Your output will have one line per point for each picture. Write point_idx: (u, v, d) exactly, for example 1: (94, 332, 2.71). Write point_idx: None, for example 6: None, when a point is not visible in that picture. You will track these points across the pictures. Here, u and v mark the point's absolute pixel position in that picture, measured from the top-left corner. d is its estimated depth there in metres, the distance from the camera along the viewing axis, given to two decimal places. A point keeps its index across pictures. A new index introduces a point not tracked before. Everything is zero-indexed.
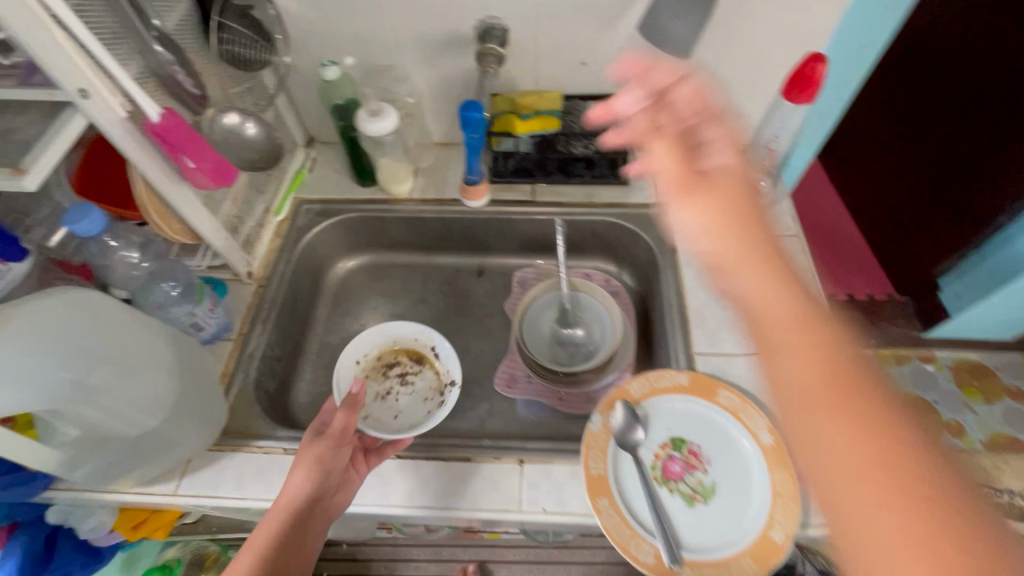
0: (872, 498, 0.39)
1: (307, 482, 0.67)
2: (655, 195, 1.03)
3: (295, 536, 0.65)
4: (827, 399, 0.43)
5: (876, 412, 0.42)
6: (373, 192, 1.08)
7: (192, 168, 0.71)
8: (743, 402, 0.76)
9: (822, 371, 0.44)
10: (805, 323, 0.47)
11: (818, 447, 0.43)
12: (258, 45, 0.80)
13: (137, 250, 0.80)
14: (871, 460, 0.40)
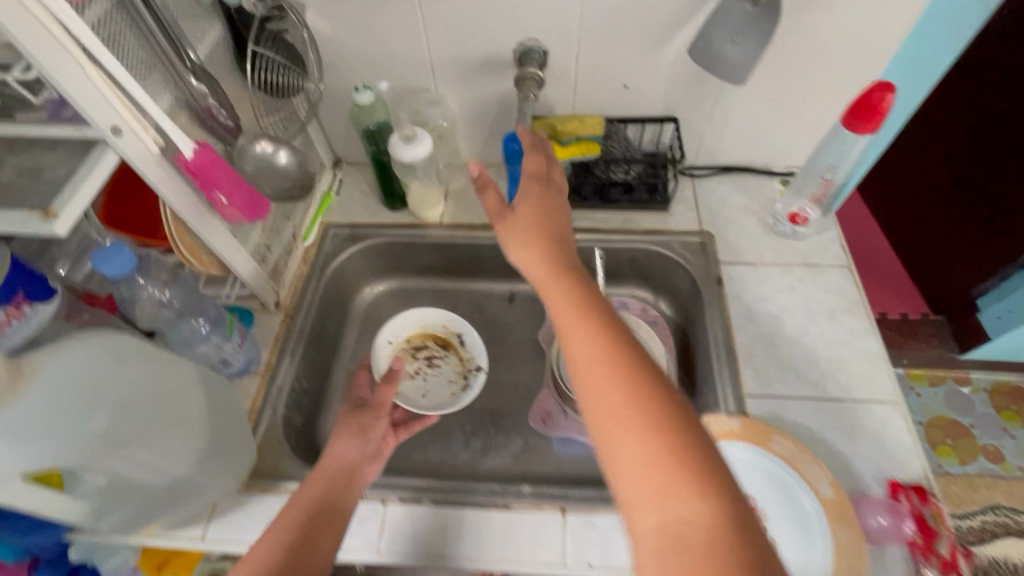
0: (648, 468, 0.43)
1: (345, 446, 0.74)
2: (696, 222, 0.99)
3: (328, 502, 0.67)
4: (599, 383, 0.48)
5: (635, 397, 0.47)
6: (402, 216, 1.05)
7: (224, 204, 0.68)
8: (797, 449, 0.72)
9: (608, 366, 0.49)
10: (589, 325, 0.52)
11: (598, 426, 0.47)
12: (290, 71, 0.78)
13: (164, 285, 0.75)
14: (652, 433, 0.45)
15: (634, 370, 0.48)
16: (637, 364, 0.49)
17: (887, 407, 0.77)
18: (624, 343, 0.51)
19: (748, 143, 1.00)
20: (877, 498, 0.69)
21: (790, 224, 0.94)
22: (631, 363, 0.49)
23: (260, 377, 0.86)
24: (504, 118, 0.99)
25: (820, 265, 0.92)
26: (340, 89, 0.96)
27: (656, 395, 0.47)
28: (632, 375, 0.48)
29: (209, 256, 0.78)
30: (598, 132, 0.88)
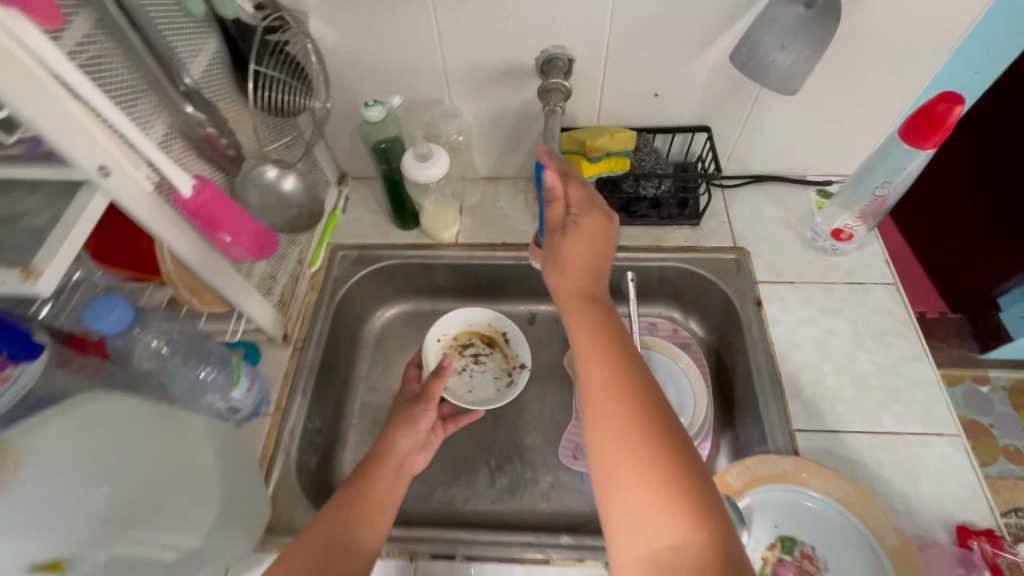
0: (640, 492, 0.52)
1: (398, 437, 0.76)
2: (730, 237, 0.93)
3: (378, 492, 0.68)
4: (601, 402, 0.57)
5: (636, 426, 0.55)
6: (414, 235, 0.98)
7: (228, 243, 0.61)
8: (861, 494, 0.66)
9: (615, 390, 0.58)
10: (602, 350, 0.61)
11: (598, 441, 0.56)
12: (295, 88, 0.70)
13: (162, 334, 0.67)
14: (648, 466, 0.53)
15: (635, 393, 0.57)
16: (640, 397, 0.57)
17: (947, 441, 0.72)
18: (632, 370, 0.59)
19: (783, 152, 0.94)
20: (947, 546, 0.64)
21: (832, 239, 0.88)
22: (635, 388, 0.58)
23: (271, 419, 0.79)
24: (523, 129, 0.92)
25: (865, 283, 0.86)
26: (348, 102, 0.89)
27: (657, 425, 0.55)
28: (633, 399, 0.57)
29: (212, 293, 0.71)
30: (629, 146, 0.82)
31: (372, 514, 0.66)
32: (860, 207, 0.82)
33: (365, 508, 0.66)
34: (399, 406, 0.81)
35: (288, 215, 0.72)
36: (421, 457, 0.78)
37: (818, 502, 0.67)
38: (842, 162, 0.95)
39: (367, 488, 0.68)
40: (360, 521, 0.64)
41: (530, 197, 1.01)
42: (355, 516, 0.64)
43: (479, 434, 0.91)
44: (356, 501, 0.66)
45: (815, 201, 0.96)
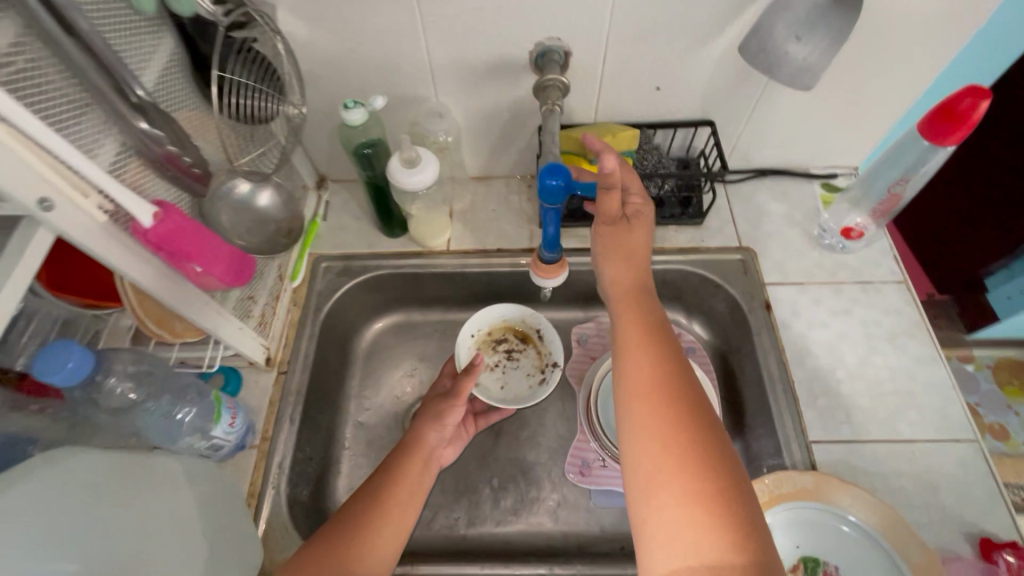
0: (681, 502, 0.48)
1: (427, 430, 0.74)
2: (735, 237, 0.89)
3: (405, 492, 0.68)
4: (647, 405, 0.54)
5: (682, 433, 0.51)
6: (402, 243, 0.91)
7: (199, 273, 0.55)
8: (889, 514, 0.63)
9: (664, 394, 0.54)
10: (652, 353, 0.57)
11: (641, 445, 0.52)
12: (267, 89, 0.63)
13: (130, 380, 0.60)
14: (692, 475, 0.49)
15: (683, 399, 0.53)
16: (689, 404, 0.53)
17: (965, 447, 0.70)
18: (682, 375, 0.56)
19: (788, 145, 0.90)
20: (969, 560, 0.63)
21: (841, 237, 0.86)
22: (687, 394, 0.54)
23: (258, 451, 0.74)
24: (516, 127, 0.86)
25: (875, 282, 0.84)
26: (325, 101, 0.81)
27: (706, 435, 0.51)
28: (680, 405, 0.53)
29: (182, 323, 0.65)
30: (631, 145, 0.77)
31: (396, 515, 0.66)
32: (873, 204, 0.81)
33: (389, 509, 0.66)
34: (429, 397, 0.80)
35: (267, 230, 0.67)
36: (446, 451, 0.78)
37: (854, 525, 0.64)
38: (848, 154, 0.91)
39: (393, 488, 0.67)
40: (382, 523, 0.64)
41: (524, 198, 0.95)
42: (378, 517, 0.64)
43: (480, 451, 0.86)
44: (380, 502, 0.66)
45: (820, 195, 0.92)
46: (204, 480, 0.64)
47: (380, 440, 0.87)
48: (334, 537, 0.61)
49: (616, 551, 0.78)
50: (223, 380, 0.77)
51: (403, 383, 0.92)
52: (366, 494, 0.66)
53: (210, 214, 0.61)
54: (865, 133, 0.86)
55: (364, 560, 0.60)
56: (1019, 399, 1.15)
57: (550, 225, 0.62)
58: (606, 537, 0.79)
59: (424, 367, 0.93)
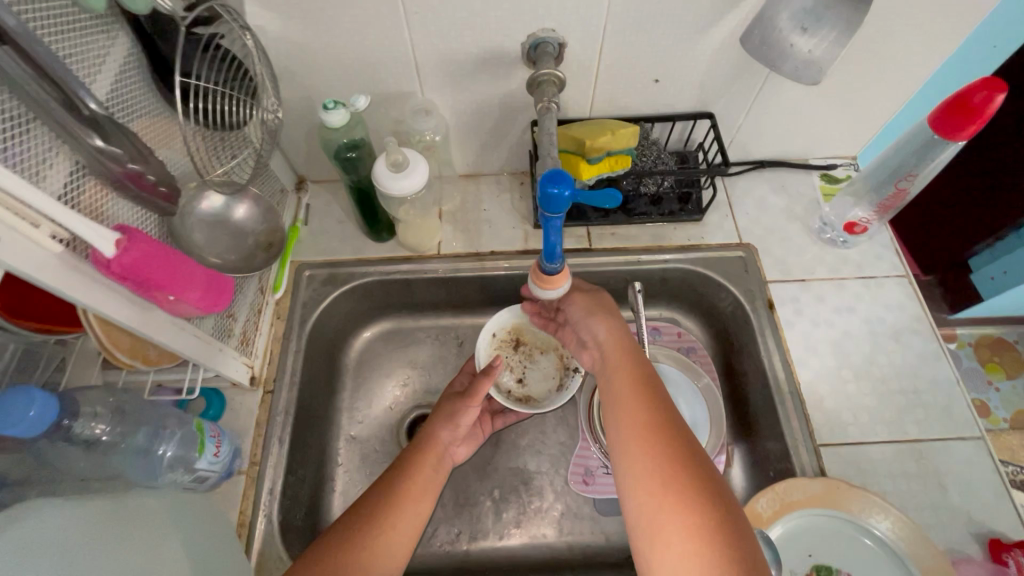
0: (687, 549, 0.46)
1: (439, 428, 0.72)
2: (735, 233, 0.86)
3: (417, 487, 0.66)
4: (642, 451, 0.52)
5: (679, 475, 0.50)
6: (389, 247, 0.87)
7: (171, 300, 0.51)
8: (912, 529, 0.62)
9: (657, 438, 0.53)
10: (639, 395, 0.57)
11: (640, 492, 0.51)
12: (236, 90, 0.58)
13: (103, 420, 0.57)
14: (695, 518, 0.47)
15: (677, 441, 0.52)
16: (683, 444, 0.52)
17: (972, 445, 0.70)
18: (672, 417, 0.55)
19: (788, 137, 0.87)
20: (976, 560, 0.63)
21: (844, 232, 0.84)
22: (679, 435, 0.53)
23: (246, 478, 0.70)
24: (507, 122, 0.81)
25: (877, 277, 0.82)
26: (301, 99, 0.75)
27: (702, 476, 0.50)
28: (674, 447, 0.52)
29: (158, 349, 0.61)
30: (631, 143, 0.73)
31: (408, 513, 0.64)
32: (877, 200, 0.78)
33: (403, 504, 0.64)
34: (446, 392, 0.77)
35: (246, 243, 0.63)
36: (460, 448, 0.75)
37: (877, 538, 0.63)
38: (848, 145, 0.89)
39: (405, 484, 0.65)
40: (394, 520, 0.62)
41: (516, 196, 0.91)
42: (391, 513, 0.62)
43: (479, 462, 0.83)
44: (393, 498, 0.64)
45: (820, 187, 0.90)
46: (192, 515, 0.60)
47: (374, 455, 0.83)
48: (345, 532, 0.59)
49: (622, 560, 0.76)
50: (206, 404, 0.73)
51: (395, 394, 0.88)
52: (379, 490, 0.65)
53: (181, 232, 0.56)
54: (867, 123, 0.84)
55: (376, 559, 0.59)
56: (998, 374, 1.13)
57: (553, 236, 0.58)
58: (611, 546, 0.77)
59: (417, 375, 0.89)
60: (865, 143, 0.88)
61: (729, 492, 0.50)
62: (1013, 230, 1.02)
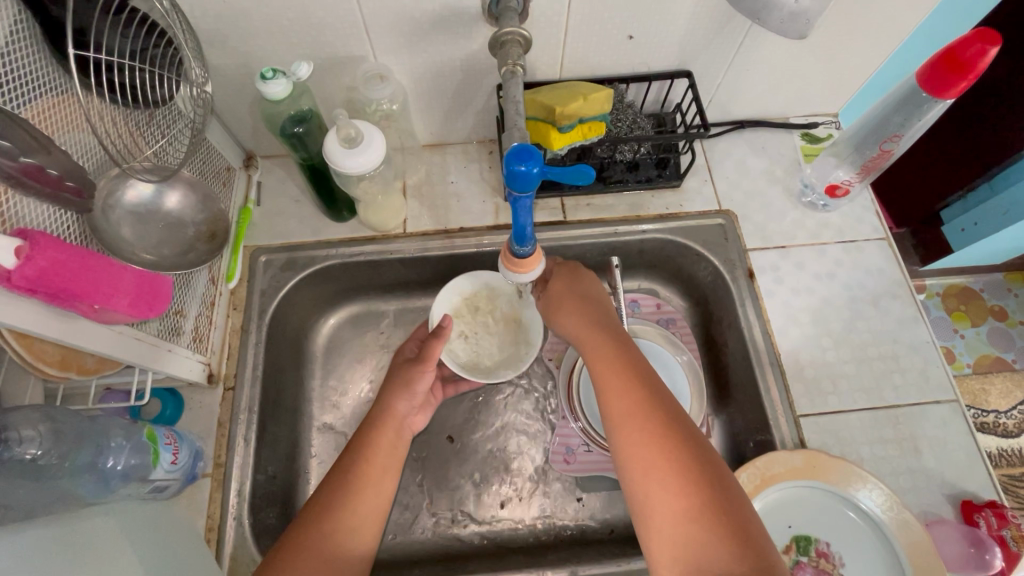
0: (682, 528, 0.46)
1: (396, 401, 0.68)
2: (715, 198, 0.82)
3: (377, 467, 0.64)
4: (630, 434, 0.52)
5: (668, 454, 0.49)
6: (351, 227, 0.81)
7: (98, 308, 0.46)
8: (902, 508, 0.62)
9: (645, 420, 0.52)
10: (622, 379, 0.55)
11: (632, 475, 0.50)
12: (153, 60, 0.50)
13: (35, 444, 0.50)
14: (686, 497, 0.47)
15: (665, 421, 0.51)
16: (670, 423, 0.51)
17: (946, 408, 0.70)
18: (657, 396, 0.54)
19: (769, 95, 0.82)
20: (946, 519, 0.64)
21: (825, 195, 0.81)
22: (665, 415, 0.52)
23: (212, 480, 0.67)
24: (470, 87, 0.75)
25: (857, 241, 0.80)
26: (240, 67, 0.67)
27: (690, 451, 0.49)
28: (662, 427, 0.51)
29: (94, 356, 0.55)
30: (605, 107, 0.68)
31: (369, 496, 0.62)
32: (860, 162, 0.75)
33: (364, 484, 0.62)
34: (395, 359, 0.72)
35: (184, 234, 0.58)
36: (417, 417, 0.71)
37: (862, 511, 0.63)
38: (830, 101, 0.85)
39: (365, 466, 0.63)
40: (360, 498, 0.61)
41: (485, 166, 0.85)
42: (359, 488, 0.62)
43: (457, 445, 0.81)
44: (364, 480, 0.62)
45: (801, 147, 0.86)
46: (151, 529, 0.57)
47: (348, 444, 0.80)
48: (325, 510, 0.59)
49: (605, 536, 0.76)
50: (161, 405, 0.68)
51: (366, 381, 0.84)
52: (343, 467, 0.63)
53: (106, 229, 0.51)
54: (851, 78, 0.80)
55: (347, 536, 0.59)
56: (963, 322, 1.23)
57: (523, 216, 0.53)
58: (594, 522, 0.77)
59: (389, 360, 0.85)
60: (847, 99, 0.85)
61: (718, 464, 0.49)
62: (986, 180, 0.98)
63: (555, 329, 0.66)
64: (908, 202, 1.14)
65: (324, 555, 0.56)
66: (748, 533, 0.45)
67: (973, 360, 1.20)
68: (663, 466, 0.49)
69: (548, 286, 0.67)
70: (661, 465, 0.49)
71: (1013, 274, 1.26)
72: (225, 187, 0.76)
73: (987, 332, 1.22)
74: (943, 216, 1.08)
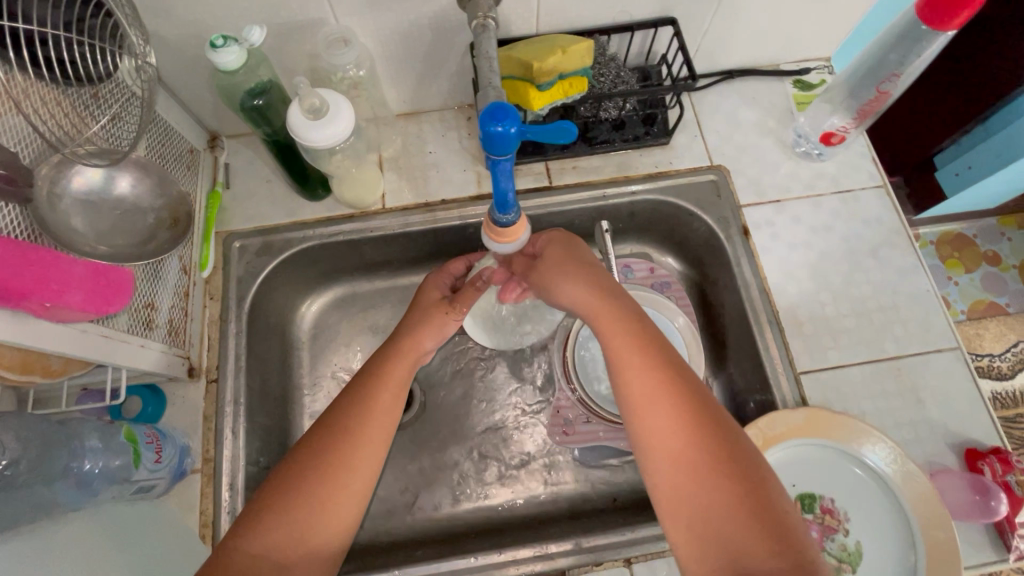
0: (724, 521, 0.43)
1: (422, 335, 0.63)
2: (705, 154, 0.79)
3: (387, 399, 0.57)
4: (655, 420, 0.48)
5: (699, 443, 0.46)
6: (327, 206, 0.77)
7: (48, 305, 0.43)
8: (908, 461, 0.61)
9: (668, 403, 0.48)
10: (639, 358, 0.51)
11: (654, 463, 0.47)
12: (90, 30, 0.46)
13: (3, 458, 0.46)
14: (719, 488, 0.44)
15: (693, 407, 0.48)
16: (698, 411, 0.48)
17: (948, 355, 0.69)
18: (678, 377, 0.50)
19: (759, 41, 0.77)
20: (951, 469, 0.63)
21: (820, 144, 0.78)
22: (692, 400, 0.48)
23: (202, 476, 0.65)
24: (442, 48, 0.70)
25: (853, 191, 0.77)
26: (190, 37, 0.62)
27: (717, 435, 0.47)
28: (691, 414, 0.48)
29: (60, 357, 0.52)
30: (586, 61, 0.63)
31: (366, 446, 0.54)
32: (856, 107, 0.72)
33: (368, 422, 0.55)
34: (422, 295, 0.67)
35: (143, 222, 0.55)
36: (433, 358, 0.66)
37: (866, 466, 0.62)
38: (823, 44, 0.80)
39: (370, 402, 0.56)
40: (355, 446, 0.53)
41: (464, 133, 0.81)
42: (356, 431, 0.54)
43: (453, 423, 0.79)
44: (372, 426, 0.55)
45: (793, 95, 0.82)
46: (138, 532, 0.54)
47: None
48: (308, 479, 0.51)
49: (608, 505, 0.75)
50: (141, 403, 0.65)
51: (357, 364, 0.81)
52: (335, 422, 0.54)
53: (53, 219, 0.47)
54: (843, 18, 0.75)
55: (335, 499, 0.51)
56: (956, 269, 1.22)
57: (504, 181, 0.50)
58: (597, 492, 0.76)
59: (379, 342, 0.83)
60: (839, 41, 0.80)
61: (749, 446, 0.47)
62: (979, 124, 0.95)
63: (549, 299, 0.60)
64: (901, 149, 1.11)
65: (291, 536, 0.49)
66: (783, 524, 0.43)
67: (968, 306, 1.19)
68: (687, 454, 0.46)
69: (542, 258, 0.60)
70: (688, 453, 0.46)
71: (1007, 220, 1.24)
72: (190, 171, 0.71)
73: (981, 278, 1.21)
74: (937, 162, 1.05)
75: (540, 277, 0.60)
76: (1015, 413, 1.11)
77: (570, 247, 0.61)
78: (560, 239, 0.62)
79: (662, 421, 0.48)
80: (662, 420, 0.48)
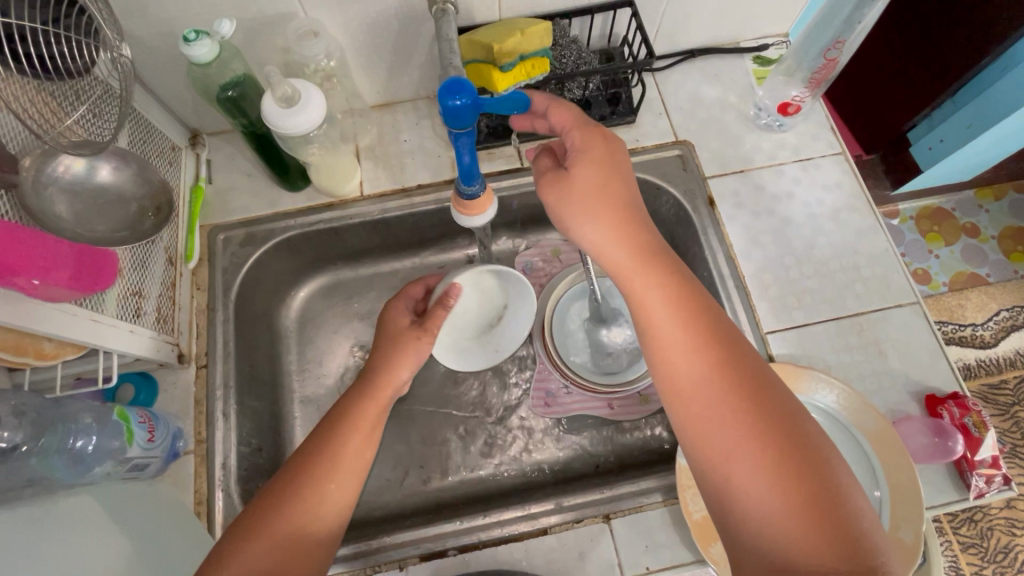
0: (775, 514, 0.42)
1: (396, 369, 0.62)
2: (670, 130, 0.82)
3: (366, 421, 0.59)
4: (702, 410, 0.46)
5: (755, 433, 0.43)
6: (307, 196, 0.80)
7: (38, 284, 0.47)
8: (855, 398, 0.64)
9: (720, 392, 0.45)
10: (685, 338, 0.48)
11: (704, 451, 0.45)
12: (68, 26, 0.48)
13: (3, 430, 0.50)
14: (776, 483, 0.42)
15: (747, 393, 0.45)
16: (752, 397, 0.45)
17: (908, 310, 0.72)
18: (729, 358, 0.47)
19: (716, 20, 0.80)
20: (915, 416, 0.66)
21: (779, 114, 0.82)
22: (746, 377, 0.46)
23: (195, 457, 0.67)
24: (410, 38, 0.73)
25: (815, 159, 0.81)
26: (165, 37, 0.65)
27: (774, 425, 0.44)
28: (746, 400, 0.44)
29: (53, 341, 0.55)
30: (545, 41, 0.66)
31: (346, 462, 0.55)
32: (809, 74, 0.76)
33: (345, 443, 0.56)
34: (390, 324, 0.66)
35: (127, 210, 0.57)
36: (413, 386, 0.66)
37: (822, 410, 0.65)
38: (779, 20, 0.83)
39: (354, 416, 0.58)
40: (338, 454, 0.55)
41: (436, 121, 0.84)
42: (337, 441, 0.56)
43: (439, 402, 0.81)
44: (350, 413, 0.58)
45: (752, 70, 0.85)
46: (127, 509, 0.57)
47: None
48: (293, 488, 0.53)
49: (592, 471, 0.77)
50: (134, 390, 0.68)
51: (344, 348, 0.84)
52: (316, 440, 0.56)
53: (39, 207, 0.50)
54: None
55: (319, 502, 0.53)
56: (936, 242, 1.25)
57: (465, 154, 0.52)
58: (581, 460, 0.78)
59: (365, 326, 0.85)
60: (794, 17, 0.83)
61: (810, 430, 0.44)
62: (947, 97, 0.97)
63: (571, 235, 0.55)
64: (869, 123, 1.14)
65: (280, 535, 0.50)
66: (845, 519, 0.41)
67: (949, 277, 1.22)
68: (740, 446, 0.44)
69: (571, 174, 0.53)
70: (742, 445, 0.43)
71: (983, 191, 1.27)
72: (172, 167, 0.74)
73: (960, 250, 1.24)
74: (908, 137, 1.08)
75: (560, 207, 0.54)
76: (999, 377, 1.15)
77: (611, 168, 0.53)
78: (599, 151, 0.53)
79: (709, 407, 0.45)
80: (710, 405, 0.45)
